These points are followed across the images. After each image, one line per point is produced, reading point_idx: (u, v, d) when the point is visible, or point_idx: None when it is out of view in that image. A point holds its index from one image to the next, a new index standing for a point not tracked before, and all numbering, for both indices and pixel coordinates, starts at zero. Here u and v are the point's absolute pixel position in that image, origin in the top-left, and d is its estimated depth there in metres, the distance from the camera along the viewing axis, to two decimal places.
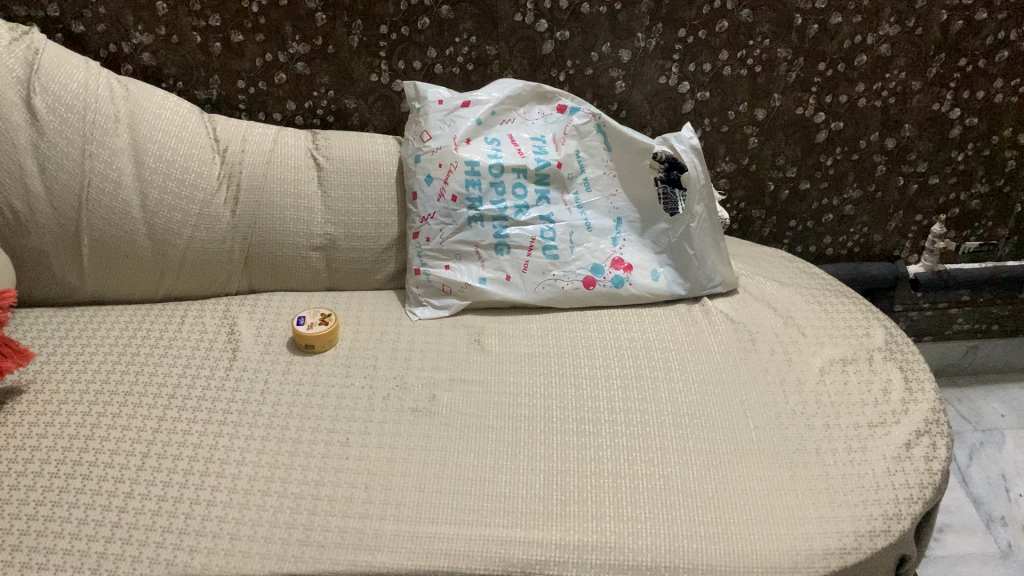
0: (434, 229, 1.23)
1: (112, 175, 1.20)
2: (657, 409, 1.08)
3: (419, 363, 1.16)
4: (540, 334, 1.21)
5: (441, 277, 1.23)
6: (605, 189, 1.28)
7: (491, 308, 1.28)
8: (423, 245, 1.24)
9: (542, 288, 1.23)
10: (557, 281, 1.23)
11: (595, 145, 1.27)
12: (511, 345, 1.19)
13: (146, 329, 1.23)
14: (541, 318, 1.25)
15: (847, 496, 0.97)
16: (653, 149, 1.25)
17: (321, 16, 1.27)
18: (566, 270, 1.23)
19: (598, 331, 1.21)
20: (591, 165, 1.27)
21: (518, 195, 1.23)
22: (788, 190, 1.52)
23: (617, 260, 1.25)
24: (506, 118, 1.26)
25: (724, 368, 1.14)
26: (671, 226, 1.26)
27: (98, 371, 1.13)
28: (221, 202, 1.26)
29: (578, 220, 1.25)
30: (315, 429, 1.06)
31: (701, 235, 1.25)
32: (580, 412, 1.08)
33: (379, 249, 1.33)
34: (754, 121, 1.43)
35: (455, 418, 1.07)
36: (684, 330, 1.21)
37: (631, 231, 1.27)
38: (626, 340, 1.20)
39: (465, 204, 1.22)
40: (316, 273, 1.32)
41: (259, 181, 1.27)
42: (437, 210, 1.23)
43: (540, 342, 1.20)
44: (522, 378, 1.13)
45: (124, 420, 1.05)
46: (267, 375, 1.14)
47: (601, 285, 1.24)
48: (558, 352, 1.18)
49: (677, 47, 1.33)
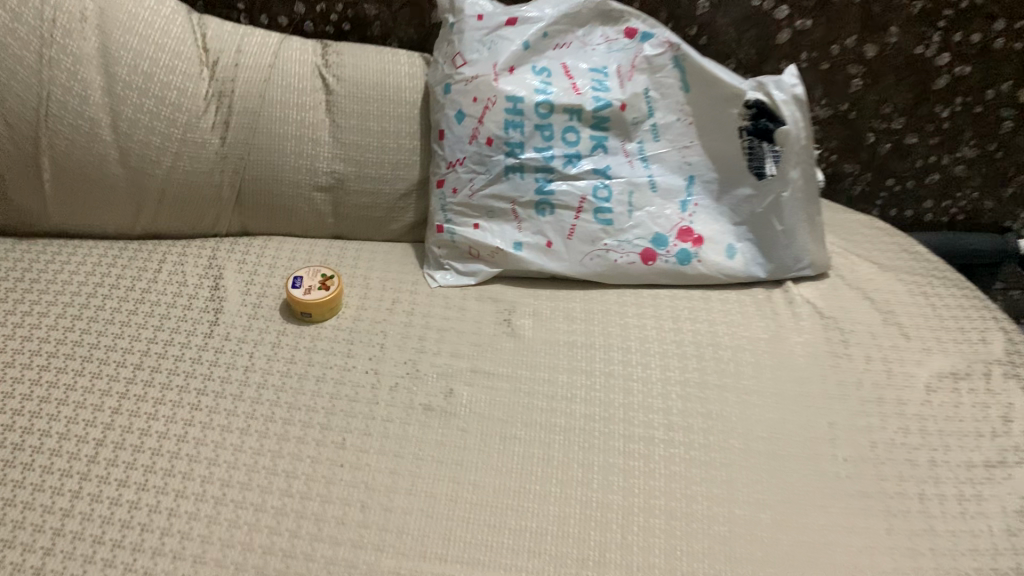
0: (462, 178, 1.00)
1: (77, 87, 0.99)
2: (726, 427, 0.87)
3: (436, 346, 0.94)
4: (584, 318, 0.98)
5: (468, 238, 1.01)
6: (676, 139, 1.01)
7: (525, 280, 1.03)
8: (449, 197, 1.01)
9: (588, 259, 1.00)
10: (607, 252, 1.00)
11: (669, 83, 1.01)
12: (548, 326, 0.97)
13: (115, 276, 1.03)
14: (584, 295, 1.01)
15: (958, 561, 0.77)
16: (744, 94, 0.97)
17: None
18: (620, 240, 1.00)
19: (656, 319, 0.98)
20: (661, 109, 1.01)
21: (568, 142, 0.99)
22: (891, 144, 1.26)
23: (684, 230, 1.00)
24: (560, 41, 1.00)
25: (809, 378, 0.92)
26: (757, 194, 0.99)
27: (53, 326, 0.94)
28: (209, 126, 1.03)
29: (640, 177, 1.01)
30: (305, 424, 0.86)
31: (794, 208, 0.98)
32: (630, 426, 0.86)
33: (397, 196, 1.09)
34: (861, 59, 1.17)
35: (475, 422, 0.86)
36: (764, 325, 0.98)
37: (705, 194, 1.01)
38: (690, 333, 0.96)
39: (502, 149, 0.98)
40: (320, 217, 1.10)
41: (255, 103, 1.04)
42: (469, 154, 0.99)
43: (585, 326, 0.97)
44: (559, 376, 0.91)
45: (79, 395, 0.87)
46: (253, 348, 0.94)
47: (661, 261, 1.00)
48: (605, 342, 0.95)
49: None
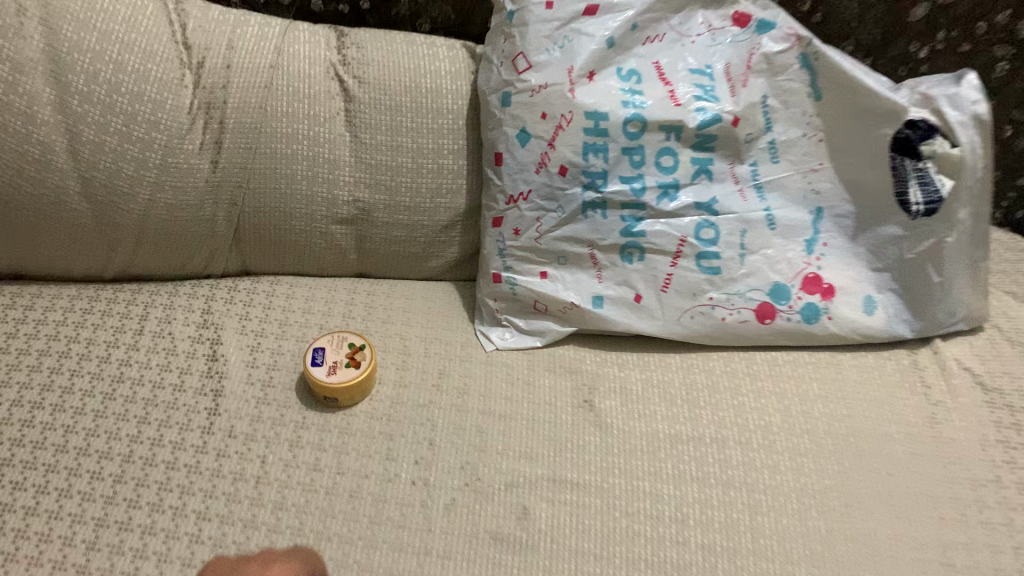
0: (527, 217, 0.77)
1: (18, 104, 0.73)
2: (886, 563, 0.66)
3: (501, 443, 0.73)
4: (686, 398, 0.77)
5: (534, 292, 0.79)
6: (800, 160, 0.79)
7: (602, 343, 0.82)
8: (509, 238, 0.78)
9: (689, 317, 0.78)
10: (713, 309, 0.78)
11: (793, 88, 0.77)
12: (643, 412, 0.76)
13: (82, 340, 0.79)
14: (681, 364, 0.80)
15: None
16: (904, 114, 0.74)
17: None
18: (729, 293, 0.78)
19: (776, 398, 0.77)
20: (783, 121, 0.78)
21: (663, 168, 0.76)
22: None
23: (811, 279, 0.78)
24: (653, 33, 0.76)
25: (980, 484, 0.72)
26: (908, 236, 0.77)
27: (3, 424, 0.71)
28: (197, 147, 0.80)
29: (755, 212, 0.78)
30: (339, 567, 0.65)
31: (958, 256, 0.76)
32: (761, 563, 0.66)
33: (438, 229, 0.86)
34: None
35: (562, 561, 0.66)
36: (913, 407, 0.77)
37: (836, 231, 0.79)
38: (821, 420, 0.76)
39: (580, 181, 0.76)
40: (341, 254, 0.88)
41: (253, 116, 0.81)
42: (535, 187, 0.76)
43: (689, 411, 0.76)
44: (664, 490, 0.71)
45: (42, 529, 0.65)
46: (265, 451, 0.72)
47: (781, 319, 0.78)
48: (717, 436, 0.74)
49: None
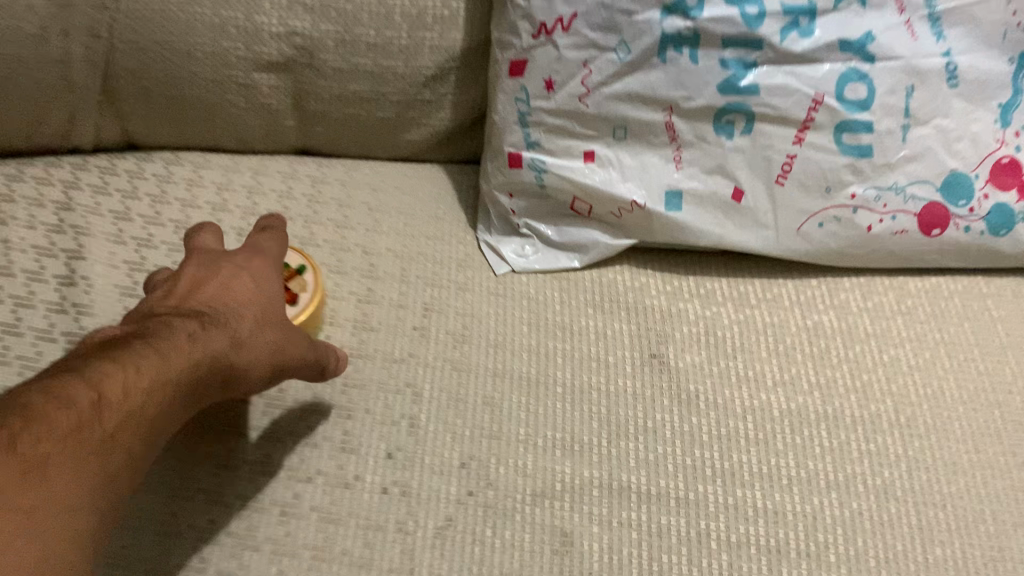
0: (567, 60, 0.48)
1: None
2: None
3: (524, 429, 0.46)
4: (809, 354, 0.50)
5: (574, 183, 0.51)
6: None
7: (671, 264, 0.54)
8: (537, 98, 0.49)
9: (814, 228, 0.51)
10: (855, 213, 0.50)
11: None
12: (743, 375, 0.49)
13: None
14: (796, 298, 0.52)
15: None
16: None
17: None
18: (879, 189, 0.50)
19: (948, 354, 0.50)
20: None
21: None
22: None
23: (1007, 167, 0.50)
24: None
25: None
26: None
27: None
28: None
29: (930, 58, 0.49)
30: None
31: None
32: None
33: (421, 80, 0.55)
34: None
35: None
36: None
37: None
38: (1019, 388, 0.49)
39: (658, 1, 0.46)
40: (274, 118, 0.57)
41: None
42: (584, 8, 0.46)
43: (815, 375, 0.49)
44: (785, 505, 0.44)
45: None
46: None
47: (955, 230, 0.51)
48: (862, 416, 0.47)
49: None
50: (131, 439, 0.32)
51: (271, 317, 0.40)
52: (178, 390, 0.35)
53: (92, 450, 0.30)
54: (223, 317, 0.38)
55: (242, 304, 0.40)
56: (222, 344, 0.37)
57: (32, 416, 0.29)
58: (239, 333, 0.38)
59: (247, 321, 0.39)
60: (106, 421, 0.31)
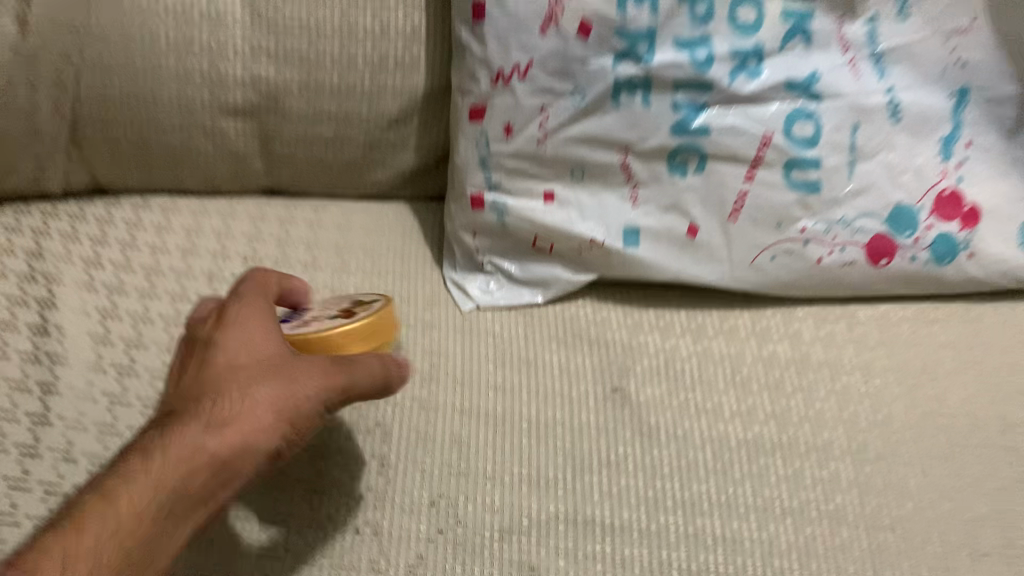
0: (524, 106, 0.50)
1: None
2: None
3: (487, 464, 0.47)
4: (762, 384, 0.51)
5: (534, 222, 0.52)
6: (943, 18, 0.51)
7: (630, 298, 0.56)
8: (496, 140, 0.51)
9: (767, 261, 0.52)
10: (806, 246, 0.52)
11: None
12: (701, 407, 0.50)
13: None
14: (751, 328, 0.54)
15: None
16: None
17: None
18: (829, 223, 0.52)
19: (896, 377, 0.52)
20: None
21: (739, 29, 0.49)
22: None
23: (948, 199, 0.52)
24: None
25: None
26: None
27: None
28: None
29: (872, 97, 0.51)
30: None
31: None
32: None
33: (385, 123, 0.56)
34: None
35: None
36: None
37: (987, 128, 0.52)
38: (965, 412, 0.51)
39: (610, 49, 0.48)
40: (240, 161, 0.58)
41: None
42: (539, 57, 0.48)
43: (771, 404, 0.50)
44: (743, 534, 0.46)
45: None
46: None
47: (902, 260, 0.52)
48: (812, 442, 0.49)
49: None
50: (178, 516, 0.36)
51: (285, 370, 0.38)
52: (212, 475, 0.37)
53: (145, 537, 0.35)
54: (235, 390, 0.37)
55: (259, 363, 0.39)
56: (250, 417, 0.37)
57: (81, 526, 0.34)
58: (253, 401, 0.37)
59: (261, 390, 0.37)
60: (144, 516, 0.35)
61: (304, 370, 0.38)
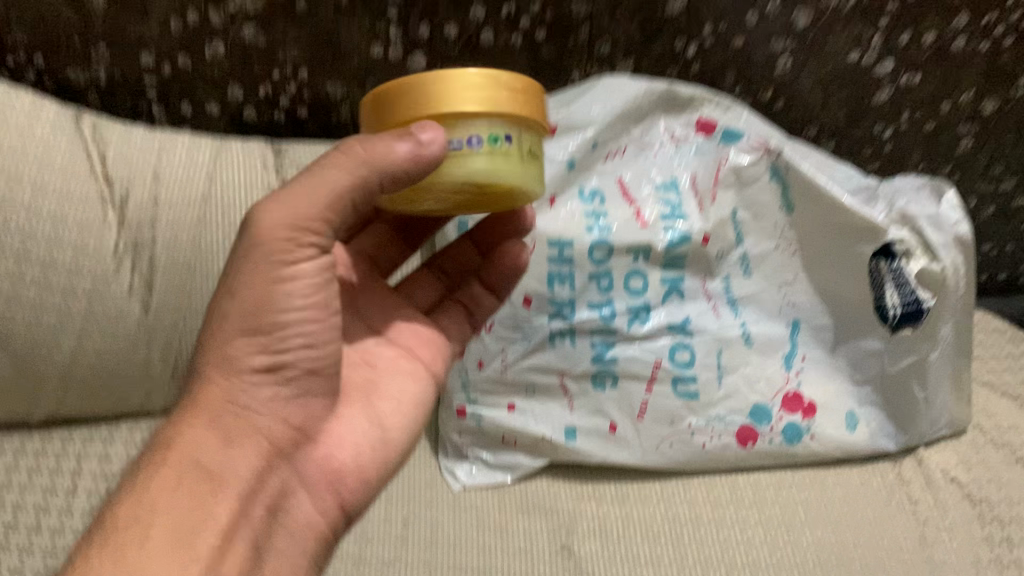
0: (491, 348, 0.73)
1: None
2: None
3: None
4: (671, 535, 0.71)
5: (501, 424, 0.73)
6: (774, 273, 0.75)
7: (576, 475, 0.76)
8: (473, 370, 0.73)
9: (667, 446, 0.73)
10: (693, 435, 0.73)
11: (764, 200, 0.74)
12: (627, 555, 0.69)
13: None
14: (662, 495, 0.74)
15: None
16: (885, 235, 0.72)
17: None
18: (708, 417, 0.73)
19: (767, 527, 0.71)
20: (754, 233, 0.75)
21: (633, 290, 0.73)
22: (995, 209, 1.03)
23: (792, 398, 0.74)
24: (615, 150, 0.75)
25: None
26: (891, 350, 0.74)
27: None
28: (126, 289, 0.72)
29: (730, 330, 0.74)
30: None
31: (940, 371, 0.74)
32: None
33: None
34: (976, 117, 0.93)
35: None
36: (910, 524, 0.72)
37: (814, 345, 0.76)
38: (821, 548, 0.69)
39: (547, 309, 0.72)
40: None
41: (188, 253, 0.73)
42: (501, 317, 0.72)
43: (674, 551, 0.69)
44: None
45: None
46: None
47: (764, 442, 0.73)
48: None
49: (891, 7, 0.81)
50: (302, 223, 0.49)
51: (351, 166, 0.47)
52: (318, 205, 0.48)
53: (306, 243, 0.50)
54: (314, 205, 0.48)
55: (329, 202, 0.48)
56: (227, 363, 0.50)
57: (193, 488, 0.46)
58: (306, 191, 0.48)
59: (273, 212, 0.49)
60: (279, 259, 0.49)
61: (328, 177, 0.47)
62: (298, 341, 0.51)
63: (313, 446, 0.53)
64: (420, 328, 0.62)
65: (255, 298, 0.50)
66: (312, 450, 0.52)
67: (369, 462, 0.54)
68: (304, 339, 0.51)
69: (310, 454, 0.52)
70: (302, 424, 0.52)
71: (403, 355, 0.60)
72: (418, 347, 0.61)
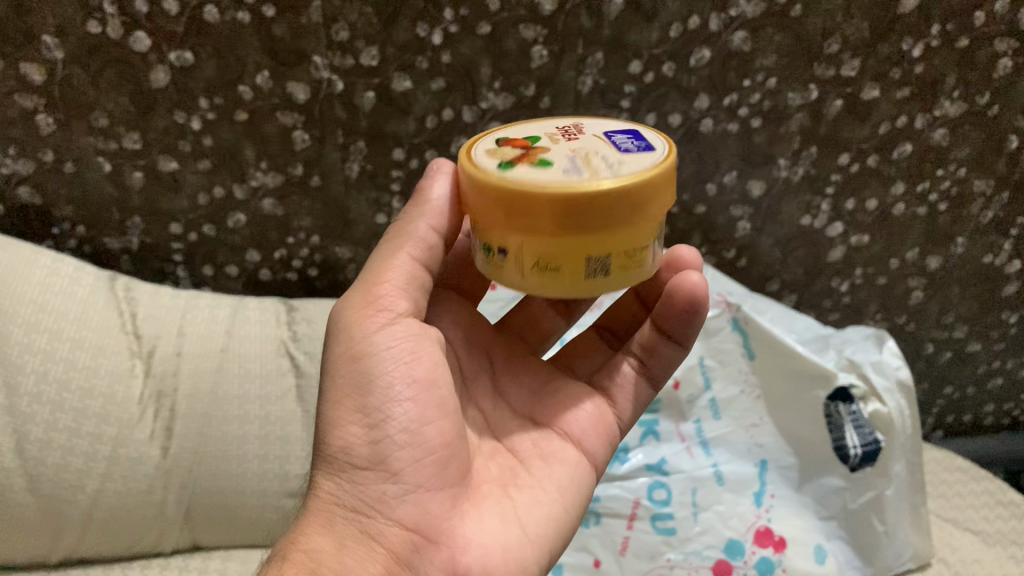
0: None
1: None
2: None
3: None
4: None
5: None
6: (740, 416, 0.83)
7: None
8: None
9: None
10: (672, 569, 0.74)
11: (728, 350, 0.85)
12: None
13: None
14: None
15: None
16: (836, 378, 0.81)
17: (289, 119, 0.82)
18: (685, 553, 0.75)
19: None
20: (720, 380, 0.84)
21: None
22: (951, 354, 1.11)
23: (763, 532, 0.76)
24: None
25: None
26: (851, 485, 0.78)
27: None
28: (146, 436, 0.77)
29: (703, 469, 0.80)
30: None
31: (897, 506, 0.79)
32: None
33: None
34: (923, 272, 1.02)
35: None
36: None
37: (782, 483, 0.80)
38: None
39: None
40: None
41: (205, 402, 0.79)
42: None
43: None
44: None
45: None
46: None
47: None
48: None
49: (834, 178, 0.92)
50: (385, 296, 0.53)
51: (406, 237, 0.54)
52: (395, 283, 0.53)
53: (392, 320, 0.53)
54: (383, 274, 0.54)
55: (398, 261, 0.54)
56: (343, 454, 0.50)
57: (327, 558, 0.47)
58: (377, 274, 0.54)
59: (352, 305, 0.54)
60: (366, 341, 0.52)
61: (383, 256, 0.54)
62: (402, 437, 0.50)
63: (435, 546, 0.49)
64: (579, 413, 0.59)
65: (350, 361, 0.52)
66: (435, 554, 0.48)
67: (510, 560, 0.50)
68: (408, 433, 0.50)
69: (433, 557, 0.48)
70: (418, 525, 0.49)
71: (545, 434, 0.58)
72: (574, 427, 0.58)
